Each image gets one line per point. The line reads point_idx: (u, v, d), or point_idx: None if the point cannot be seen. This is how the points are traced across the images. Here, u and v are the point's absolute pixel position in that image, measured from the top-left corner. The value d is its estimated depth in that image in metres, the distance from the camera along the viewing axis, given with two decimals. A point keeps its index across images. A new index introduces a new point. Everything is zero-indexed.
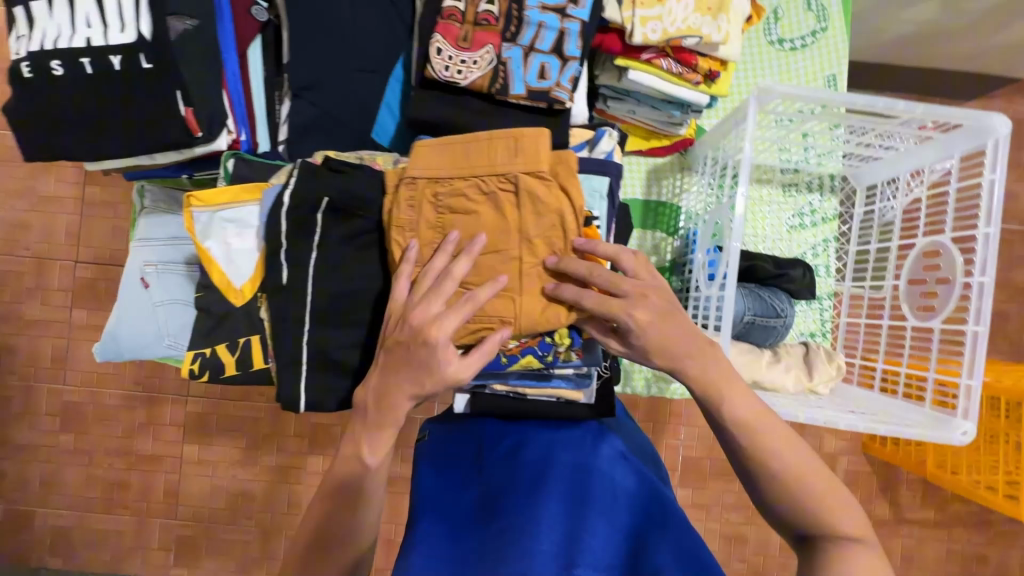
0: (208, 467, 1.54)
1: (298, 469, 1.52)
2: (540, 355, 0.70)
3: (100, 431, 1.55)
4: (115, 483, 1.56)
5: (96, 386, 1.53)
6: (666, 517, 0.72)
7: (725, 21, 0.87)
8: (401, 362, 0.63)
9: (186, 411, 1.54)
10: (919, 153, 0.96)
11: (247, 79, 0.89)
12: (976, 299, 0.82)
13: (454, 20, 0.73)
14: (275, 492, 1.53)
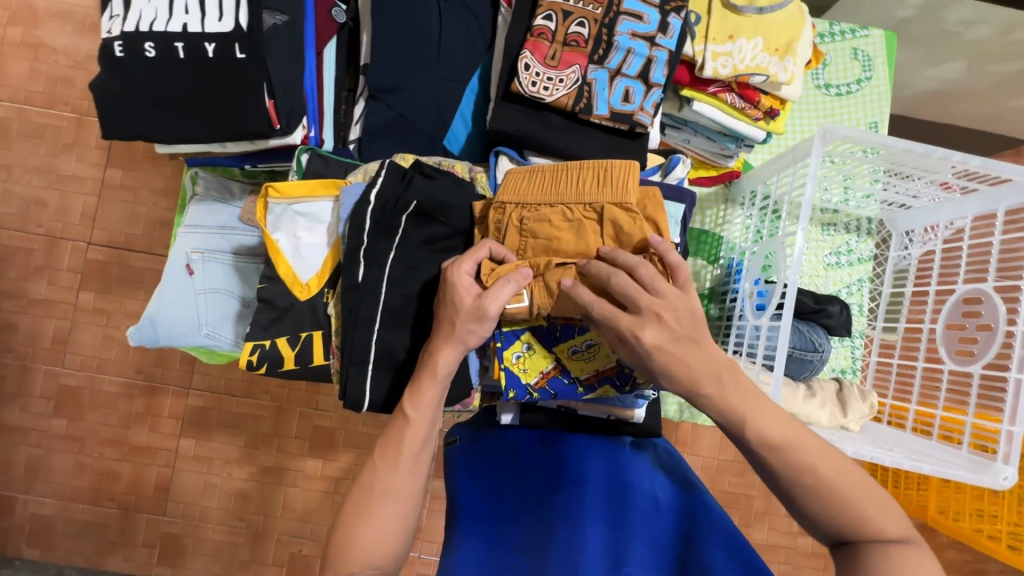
0: (205, 463, 1.50)
1: (297, 472, 1.49)
2: (620, 386, 0.74)
3: (96, 418, 1.50)
4: (104, 473, 1.51)
5: (97, 372, 1.50)
6: (711, 522, 0.70)
7: (791, 63, 0.90)
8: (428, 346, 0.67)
9: (187, 404, 1.51)
10: (962, 204, 0.99)
11: (322, 77, 0.90)
12: (1021, 347, 0.84)
13: (544, 39, 0.76)
14: (272, 494, 1.50)
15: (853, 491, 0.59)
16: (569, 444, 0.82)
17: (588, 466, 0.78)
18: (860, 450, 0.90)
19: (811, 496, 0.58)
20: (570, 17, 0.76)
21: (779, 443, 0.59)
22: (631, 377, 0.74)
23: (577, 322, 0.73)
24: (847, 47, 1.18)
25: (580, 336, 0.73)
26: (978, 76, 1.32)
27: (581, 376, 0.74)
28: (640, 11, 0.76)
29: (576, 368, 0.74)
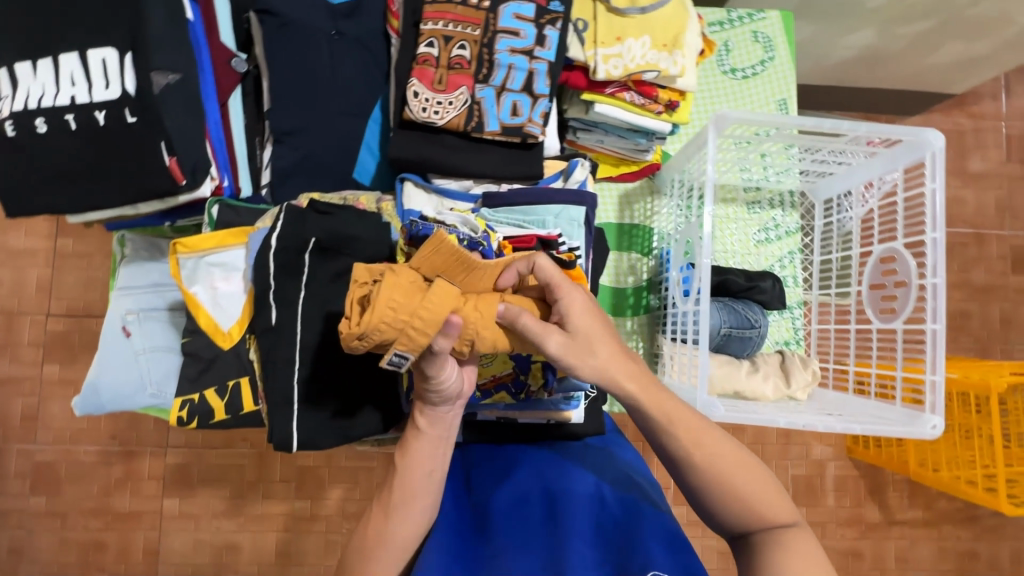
0: (192, 521, 1.49)
1: (287, 515, 1.48)
2: (513, 392, 0.81)
3: (75, 491, 1.49)
4: (90, 544, 1.48)
5: (71, 443, 1.48)
6: (654, 516, 0.73)
7: (680, 56, 0.93)
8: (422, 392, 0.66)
9: (166, 463, 1.49)
10: (868, 166, 1.03)
11: (228, 126, 0.92)
12: (931, 300, 0.87)
13: (429, 65, 0.78)
14: (264, 543, 1.48)
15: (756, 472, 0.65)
16: (517, 457, 0.85)
17: (535, 479, 0.80)
18: (802, 420, 0.91)
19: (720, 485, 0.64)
20: (451, 41, 0.78)
21: (684, 432, 0.65)
22: (525, 383, 0.81)
23: None
24: (747, 30, 1.22)
25: None
26: (890, 39, 1.35)
27: (479, 381, 0.80)
28: (516, 26, 0.78)
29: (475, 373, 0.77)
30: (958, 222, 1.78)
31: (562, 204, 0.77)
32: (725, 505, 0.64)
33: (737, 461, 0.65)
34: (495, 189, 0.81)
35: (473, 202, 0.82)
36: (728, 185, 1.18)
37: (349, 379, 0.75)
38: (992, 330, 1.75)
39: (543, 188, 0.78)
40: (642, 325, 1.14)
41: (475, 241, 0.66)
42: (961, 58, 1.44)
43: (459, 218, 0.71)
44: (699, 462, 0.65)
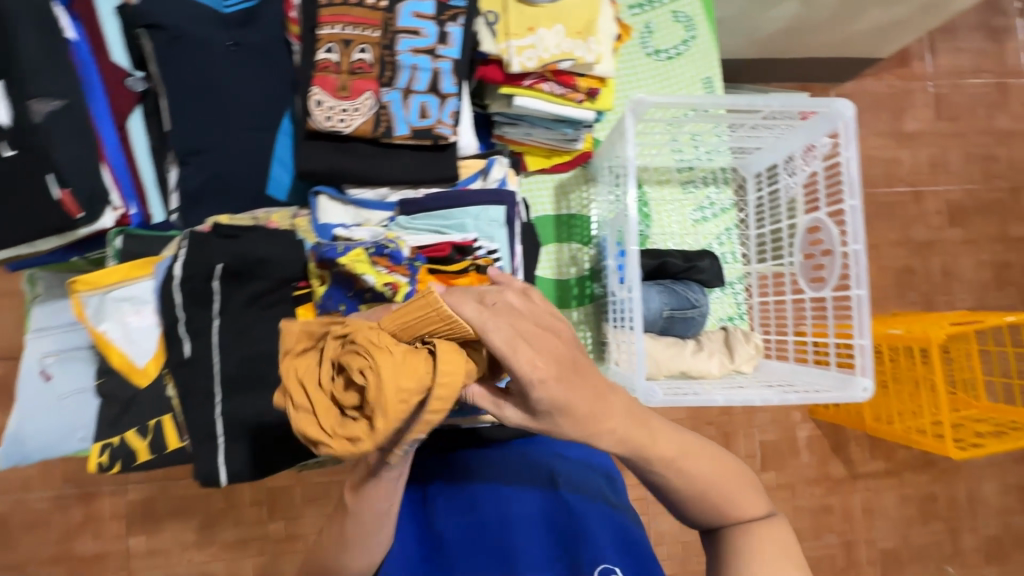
0: (161, 556, 1.43)
1: (260, 539, 1.45)
2: None
3: (32, 541, 1.42)
4: None
5: (21, 492, 1.41)
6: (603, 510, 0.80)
7: (595, 43, 0.92)
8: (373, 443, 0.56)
9: (128, 500, 1.44)
10: (790, 139, 1.04)
11: (130, 149, 0.87)
12: (854, 265, 0.90)
13: (330, 72, 0.75)
14: (240, 570, 1.44)
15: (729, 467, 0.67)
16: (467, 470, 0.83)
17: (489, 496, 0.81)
18: (745, 395, 0.92)
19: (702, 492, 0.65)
20: (351, 44, 0.75)
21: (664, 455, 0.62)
22: None
23: None
24: (667, 11, 1.22)
25: None
26: (814, 9, 1.36)
27: None
28: (416, 25, 0.76)
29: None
30: (896, 182, 1.83)
31: (479, 205, 0.76)
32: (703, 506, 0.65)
33: (691, 461, 0.64)
34: (413, 195, 0.79)
35: (392, 210, 0.78)
36: (661, 167, 1.19)
37: (277, 404, 0.73)
38: (936, 284, 1.82)
39: (460, 191, 0.76)
40: (588, 315, 1.14)
41: (382, 244, 0.68)
42: (883, 23, 1.46)
43: (370, 231, 0.73)
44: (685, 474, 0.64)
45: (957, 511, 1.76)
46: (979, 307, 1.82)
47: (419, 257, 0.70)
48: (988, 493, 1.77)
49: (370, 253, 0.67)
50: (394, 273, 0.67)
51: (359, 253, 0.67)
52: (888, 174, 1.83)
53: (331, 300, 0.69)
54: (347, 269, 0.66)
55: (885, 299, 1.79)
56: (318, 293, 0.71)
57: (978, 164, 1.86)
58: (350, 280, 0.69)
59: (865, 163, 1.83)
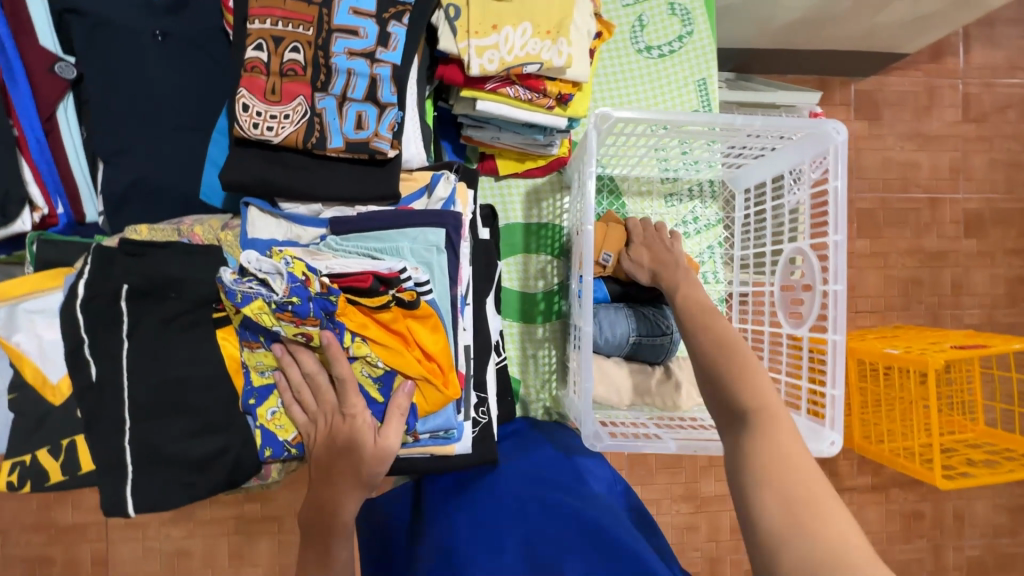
0: (139, 529, 1.45)
1: (234, 518, 1.46)
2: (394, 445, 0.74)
3: (11, 511, 1.45)
4: (36, 558, 1.45)
5: None
6: (567, 512, 0.73)
7: (565, 45, 0.83)
8: (337, 447, 0.66)
9: None
10: (778, 158, 0.95)
11: (59, 143, 0.80)
12: (833, 307, 0.82)
13: (259, 72, 0.68)
14: (214, 547, 1.46)
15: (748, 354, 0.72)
16: (432, 513, 0.81)
17: (459, 522, 0.76)
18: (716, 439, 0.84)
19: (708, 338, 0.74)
20: (282, 43, 0.68)
21: (685, 296, 0.85)
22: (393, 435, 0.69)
23: None
24: (663, 3, 1.12)
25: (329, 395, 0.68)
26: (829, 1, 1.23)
27: None
28: (355, 24, 0.69)
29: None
30: (912, 188, 1.71)
31: (417, 227, 0.70)
32: (709, 351, 0.73)
33: (730, 338, 0.73)
34: (349, 213, 0.72)
35: (325, 227, 0.72)
36: (643, 177, 1.12)
37: (193, 431, 0.68)
38: (945, 298, 1.72)
39: (397, 211, 0.70)
40: (555, 332, 1.09)
41: (284, 299, 0.60)
42: (910, 17, 1.33)
43: (271, 265, 0.60)
44: (699, 324, 0.77)
45: (944, 529, 1.71)
46: (987, 323, 1.72)
47: (333, 289, 0.62)
48: (978, 512, 1.71)
49: (272, 307, 0.61)
50: (302, 324, 0.62)
51: (261, 304, 0.61)
52: (904, 179, 1.71)
53: (250, 331, 0.67)
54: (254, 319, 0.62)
55: (888, 312, 1.70)
56: (235, 322, 0.67)
57: (1002, 171, 1.74)
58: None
59: (879, 166, 1.71)
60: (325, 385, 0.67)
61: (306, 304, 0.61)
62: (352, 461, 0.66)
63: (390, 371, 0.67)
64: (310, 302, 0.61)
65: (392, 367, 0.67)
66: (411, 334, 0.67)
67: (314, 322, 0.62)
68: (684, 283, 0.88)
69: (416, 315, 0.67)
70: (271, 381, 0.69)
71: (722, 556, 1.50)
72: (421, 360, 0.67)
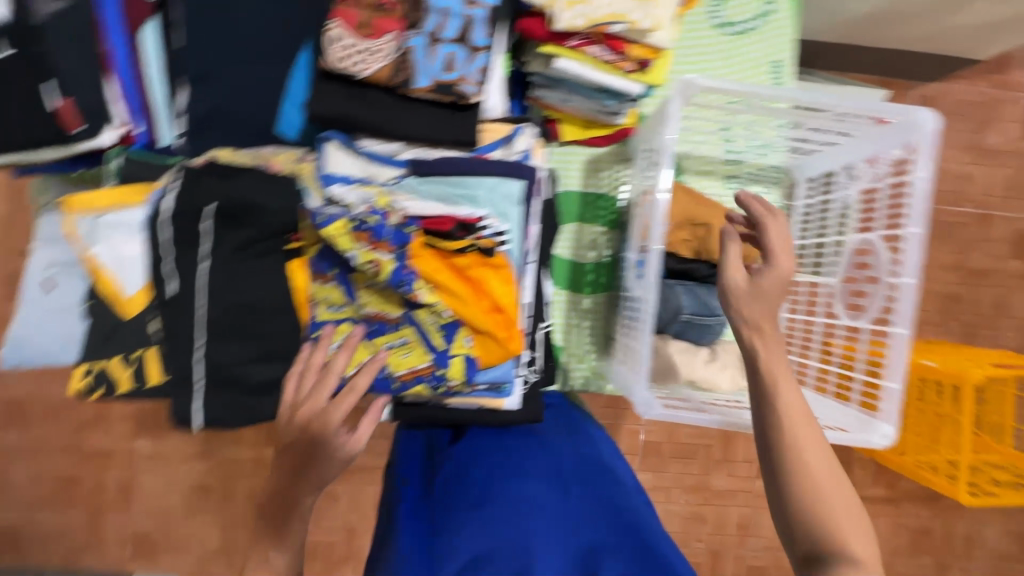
0: (163, 461, 1.54)
1: (255, 461, 1.51)
2: (430, 387, 0.68)
3: (46, 427, 1.53)
4: (65, 478, 1.54)
5: (41, 382, 1.52)
6: (616, 505, 0.69)
7: (654, 6, 0.81)
8: (303, 449, 0.64)
9: (136, 406, 1.53)
10: (856, 146, 0.93)
11: (139, 67, 0.78)
12: (901, 302, 0.81)
13: (353, 5, 0.68)
14: (232, 484, 1.53)
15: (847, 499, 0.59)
16: (468, 452, 0.81)
17: (500, 470, 0.76)
18: None
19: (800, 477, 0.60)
20: None
21: (785, 404, 0.63)
22: (445, 379, 0.68)
23: (391, 318, 0.68)
24: None
25: (394, 333, 0.69)
26: None
27: (396, 372, 0.69)
28: None
29: (392, 365, 0.69)
30: (964, 202, 1.65)
31: (498, 177, 0.69)
32: (801, 496, 0.59)
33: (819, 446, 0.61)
34: (428, 155, 0.72)
35: (403, 168, 0.72)
36: (705, 156, 1.10)
37: (261, 355, 0.70)
38: (984, 318, 1.68)
39: (477, 158, 0.70)
40: (600, 303, 1.09)
41: (363, 218, 0.61)
42: (989, 21, 1.27)
43: (359, 196, 0.66)
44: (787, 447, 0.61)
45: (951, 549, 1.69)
46: None
47: (410, 222, 0.64)
48: (989, 537, 1.69)
49: (352, 228, 0.61)
50: (376, 249, 0.62)
51: (342, 226, 0.61)
52: (956, 192, 1.66)
53: (323, 262, 0.68)
54: (331, 242, 0.63)
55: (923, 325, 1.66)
56: (310, 254, 0.68)
57: None
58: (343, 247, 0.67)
59: None
60: (327, 386, 0.65)
61: (383, 228, 0.62)
62: (313, 464, 0.64)
63: (455, 322, 0.66)
64: (387, 229, 0.62)
65: (458, 317, 0.66)
66: (484, 284, 0.65)
67: (388, 249, 0.62)
68: (783, 380, 0.65)
69: (491, 265, 0.66)
70: (336, 317, 0.69)
71: (724, 550, 1.51)
72: (489, 312, 0.66)
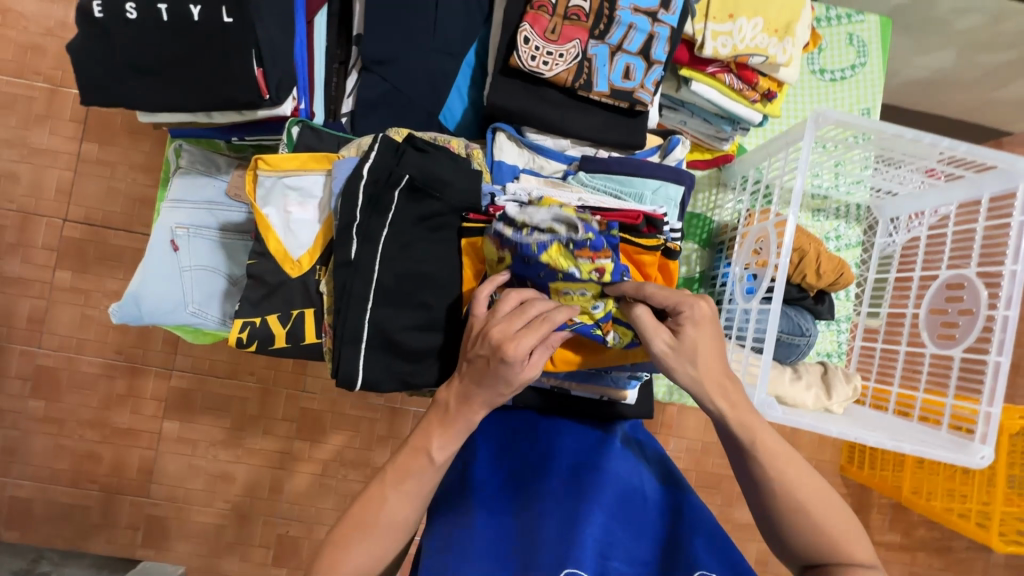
0: (189, 445, 1.41)
1: (283, 453, 1.41)
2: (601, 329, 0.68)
3: (76, 400, 1.40)
4: (84, 454, 1.41)
5: (74, 352, 1.39)
6: (697, 520, 0.70)
7: (790, 44, 0.90)
8: (478, 378, 0.62)
9: (170, 386, 1.41)
10: (947, 190, 1.01)
11: (311, 47, 0.85)
12: (1000, 331, 0.87)
13: (544, 12, 0.74)
14: (259, 476, 1.41)
15: (839, 513, 0.61)
16: (546, 434, 0.80)
17: (582, 458, 0.76)
18: (848, 431, 0.91)
19: (799, 513, 0.61)
20: None
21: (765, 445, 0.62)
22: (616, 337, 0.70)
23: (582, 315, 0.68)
24: (843, 32, 1.18)
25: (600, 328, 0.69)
26: (963, 68, 1.30)
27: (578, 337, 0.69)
28: None
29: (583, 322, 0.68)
30: None
31: (662, 181, 0.76)
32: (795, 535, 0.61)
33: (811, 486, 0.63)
34: (593, 154, 0.80)
35: (568, 163, 0.81)
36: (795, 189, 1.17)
37: (424, 324, 0.73)
38: None
39: (643, 160, 0.77)
40: None
41: (581, 237, 0.60)
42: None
43: (551, 213, 0.60)
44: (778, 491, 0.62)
45: None
46: None
47: (614, 225, 0.63)
48: None
49: (570, 248, 0.61)
50: (597, 259, 0.62)
51: (557, 249, 0.61)
52: None
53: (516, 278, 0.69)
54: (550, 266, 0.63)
55: None
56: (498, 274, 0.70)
57: None
58: (537, 267, 0.65)
59: None
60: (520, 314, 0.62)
61: (599, 238, 0.61)
62: (494, 388, 0.62)
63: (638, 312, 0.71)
64: (602, 237, 0.61)
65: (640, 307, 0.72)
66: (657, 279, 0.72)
67: (607, 254, 0.62)
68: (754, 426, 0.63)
69: (665, 264, 0.72)
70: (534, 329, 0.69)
71: None
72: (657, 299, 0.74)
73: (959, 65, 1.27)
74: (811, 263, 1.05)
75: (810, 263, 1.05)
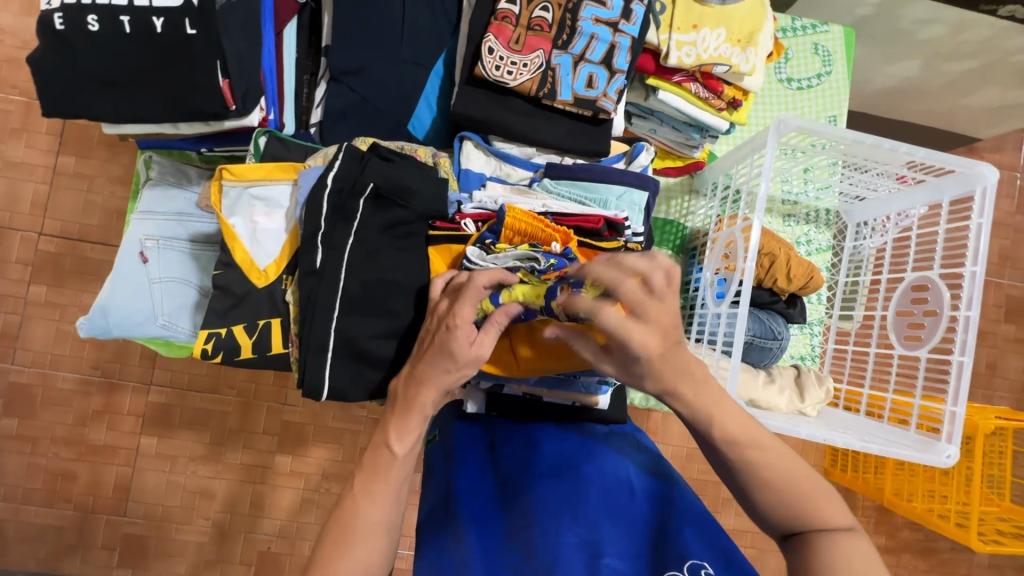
0: (167, 461, 1.38)
1: (263, 467, 1.39)
2: None
3: (50, 418, 1.37)
4: (58, 473, 1.38)
5: (49, 368, 1.37)
6: (687, 512, 0.68)
7: (752, 54, 0.92)
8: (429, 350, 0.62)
9: (147, 401, 1.38)
10: (909, 194, 1.04)
11: (280, 59, 0.85)
12: (963, 331, 0.89)
13: (508, 23, 0.75)
14: (239, 491, 1.39)
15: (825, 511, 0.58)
16: (523, 442, 0.80)
17: (563, 462, 0.75)
18: (818, 433, 0.91)
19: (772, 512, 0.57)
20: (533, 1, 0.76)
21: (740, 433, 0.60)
22: None
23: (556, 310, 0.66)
24: (809, 42, 1.20)
25: None
26: (927, 76, 1.33)
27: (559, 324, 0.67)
28: None
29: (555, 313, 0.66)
30: None
31: (626, 187, 0.78)
32: (776, 519, 0.57)
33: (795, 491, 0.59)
34: (557, 160, 0.82)
35: (534, 170, 0.82)
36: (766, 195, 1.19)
37: (392, 333, 0.73)
38: None
39: (607, 167, 0.78)
40: None
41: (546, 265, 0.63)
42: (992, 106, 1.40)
43: (513, 257, 0.66)
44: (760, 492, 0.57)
45: None
46: None
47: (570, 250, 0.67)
48: None
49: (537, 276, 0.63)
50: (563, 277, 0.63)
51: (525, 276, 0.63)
52: None
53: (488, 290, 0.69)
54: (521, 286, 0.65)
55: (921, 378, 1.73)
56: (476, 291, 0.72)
57: None
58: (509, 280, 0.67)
59: None
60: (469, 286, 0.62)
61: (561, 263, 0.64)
62: (443, 361, 0.60)
63: None
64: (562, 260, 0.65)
65: None
66: None
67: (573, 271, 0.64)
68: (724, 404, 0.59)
69: None
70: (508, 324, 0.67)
71: None
72: None
73: (923, 73, 1.31)
74: (781, 267, 1.07)
75: (779, 267, 1.07)
